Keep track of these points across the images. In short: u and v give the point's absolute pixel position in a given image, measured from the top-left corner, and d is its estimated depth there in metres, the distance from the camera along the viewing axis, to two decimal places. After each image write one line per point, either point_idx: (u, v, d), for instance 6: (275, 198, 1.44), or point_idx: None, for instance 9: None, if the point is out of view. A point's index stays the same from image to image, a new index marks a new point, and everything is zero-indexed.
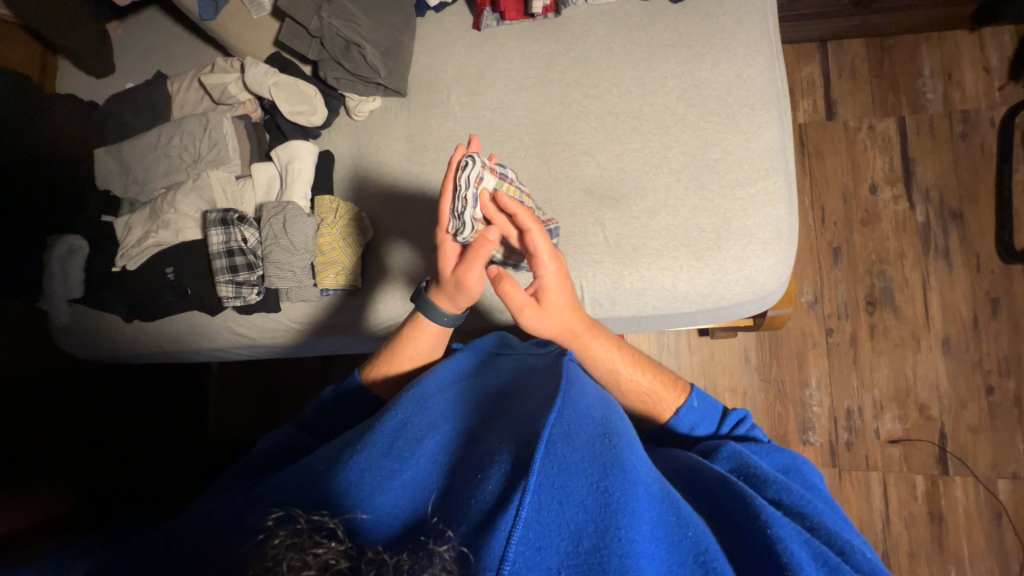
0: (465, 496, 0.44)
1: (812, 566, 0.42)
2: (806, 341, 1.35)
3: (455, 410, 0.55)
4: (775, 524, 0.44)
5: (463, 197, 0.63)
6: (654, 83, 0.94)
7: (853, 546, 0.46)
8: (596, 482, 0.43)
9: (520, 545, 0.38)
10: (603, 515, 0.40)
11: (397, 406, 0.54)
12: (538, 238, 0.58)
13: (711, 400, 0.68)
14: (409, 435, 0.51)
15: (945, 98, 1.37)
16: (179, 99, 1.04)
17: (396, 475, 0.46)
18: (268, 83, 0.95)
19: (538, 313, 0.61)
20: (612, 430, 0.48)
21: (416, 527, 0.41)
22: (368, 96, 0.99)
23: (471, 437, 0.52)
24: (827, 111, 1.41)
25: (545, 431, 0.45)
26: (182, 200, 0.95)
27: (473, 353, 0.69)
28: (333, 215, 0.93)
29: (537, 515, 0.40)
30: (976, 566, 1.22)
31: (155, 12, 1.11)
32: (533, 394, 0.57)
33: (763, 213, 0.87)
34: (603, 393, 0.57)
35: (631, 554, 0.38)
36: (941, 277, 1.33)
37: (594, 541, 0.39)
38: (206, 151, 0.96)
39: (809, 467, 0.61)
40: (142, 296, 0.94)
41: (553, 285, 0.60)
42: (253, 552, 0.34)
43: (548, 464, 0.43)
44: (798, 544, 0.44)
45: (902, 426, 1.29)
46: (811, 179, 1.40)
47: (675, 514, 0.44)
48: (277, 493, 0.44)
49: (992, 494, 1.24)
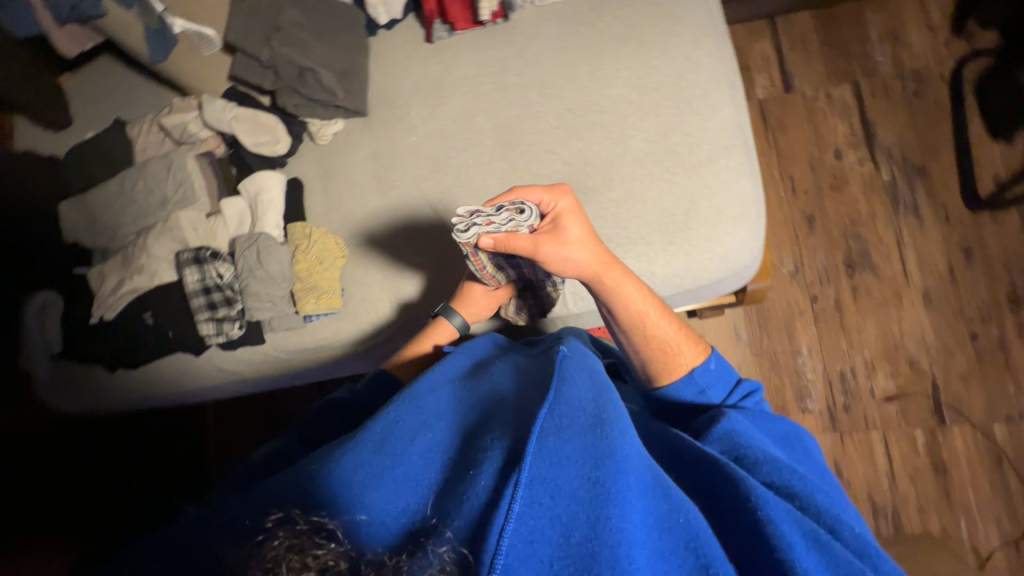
0: (458, 491, 0.44)
1: (804, 546, 0.43)
2: (792, 311, 1.37)
3: (448, 408, 0.55)
4: (766, 506, 0.45)
5: (492, 217, 0.67)
6: (608, 76, 0.96)
7: (844, 522, 0.47)
8: (587, 473, 0.43)
9: (512, 539, 0.38)
10: (594, 506, 0.41)
11: (390, 406, 0.53)
12: (528, 192, 0.68)
13: (727, 366, 0.67)
14: (402, 431, 0.50)
15: (895, 59, 1.41)
16: (140, 144, 1.02)
17: (388, 471, 0.46)
18: (227, 118, 0.96)
19: (556, 244, 0.66)
20: (605, 420, 0.47)
21: (412, 529, 0.41)
22: (330, 119, 1.00)
23: (466, 434, 0.51)
24: (784, 84, 1.44)
25: (536, 425, 0.45)
26: (153, 244, 0.93)
27: (463, 353, 0.68)
28: (306, 240, 0.94)
29: (528, 510, 0.40)
30: (983, 511, 1.24)
31: (109, 59, 1.11)
32: (524, 387, 0.56)
33: (729, 189, 0.89)
34: (597, 379, 0.55)
35: (623, 542, 0.39)
36: (914, 232, 1.36)
37: (586, 533, 0.39)
38: (172, 192, 0.96)
39: (800, 439, 0.62)
40: (125, 346, 0.93)
41: (567, 214, 0.67)
42: (251, 554, 0.34)
43: (539, 460, 0.43)
44: (789, 524, 0.44)
45: (895, 382, 1.31)
46: (777, 151, 1.43)
47: (666, 501, 0.44)
48: (269, 493, 0.44)
49: (990, 438, 1.27)
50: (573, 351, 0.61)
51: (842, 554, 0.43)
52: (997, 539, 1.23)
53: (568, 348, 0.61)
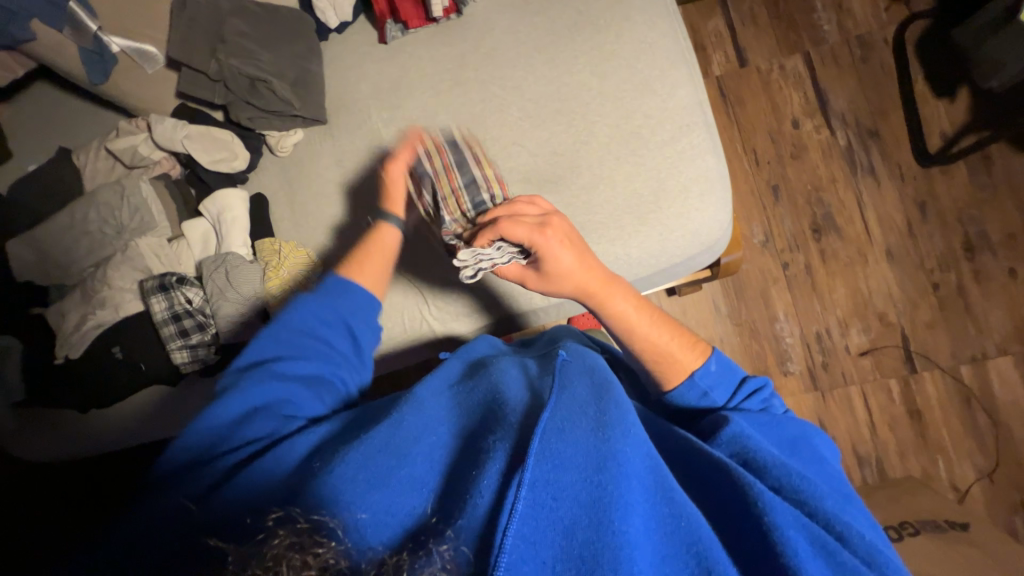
0: (462, 491, 0.43)
1: (808, 550, 0.45)
2: (767, 279, 1.41)
3: (452, 410, 0.54)
4: (773, 511, 0.46)
5: (492, 261, 0.69)
6: (567, 64, 0.96)
7: (852, 530, 0.48)
8: (590, 477, 0.43)
9: (515, 539, 0.38)
10: (596, 510, 0.41)
11: (392, 407, 0.51)
12: (510, 232, 0.64)
13: (731, 367, 0.68)
14: (406, 433, 0.49)
15: (840, 26, 1.46)
16: (89, 172, 0.97)
17: (394, 471, 0.45)
18: (179, 137, 0.92)
19: (541, 281, 0.70)
20: (607, 423, 0.47)
21: (412, 528, 0.40)
22: (288, 130, 0.97)
23: (471, 433, 0.50)
24: (738, 59, 1.47)
25: (540, 425, 0.45)
26: (113, 275, 0.89)
27: (461, 357, 0.66)
28: (276, 256, 0.92)
29: (531, 512, 0.40)
30: (958, 450, 1.31)
31: (44, 85, 1.05)
32: (523, 385, 0.55)
33: (693, 166, 0.90)
34: (599, 374, 0.58)
35: (625, 547, 0.39)
36: (872, 193, 1.41)
37: (587, 535, 0.40)
38: (128, 220, 0.91)
39: (807, 438, 0.63)
40: (93, 384, 0.88)
41: (551, 252, 0.65)
42: (247, 554, 0.32)
43: (541, 459, 0.43)
44: (796, 530, 0.46)
45: (868, 337, 1.37)
46: (738, 125, 1.46)
47: (669, 506, 0.44)
48: (273, 504, 0.44)
49: (958, 381, 1.34)
50: (572, 356, 0.61)
51: (845, 559, 0.45)
52: (973, 475, 1.30)
53: (567, 354, 0.62)
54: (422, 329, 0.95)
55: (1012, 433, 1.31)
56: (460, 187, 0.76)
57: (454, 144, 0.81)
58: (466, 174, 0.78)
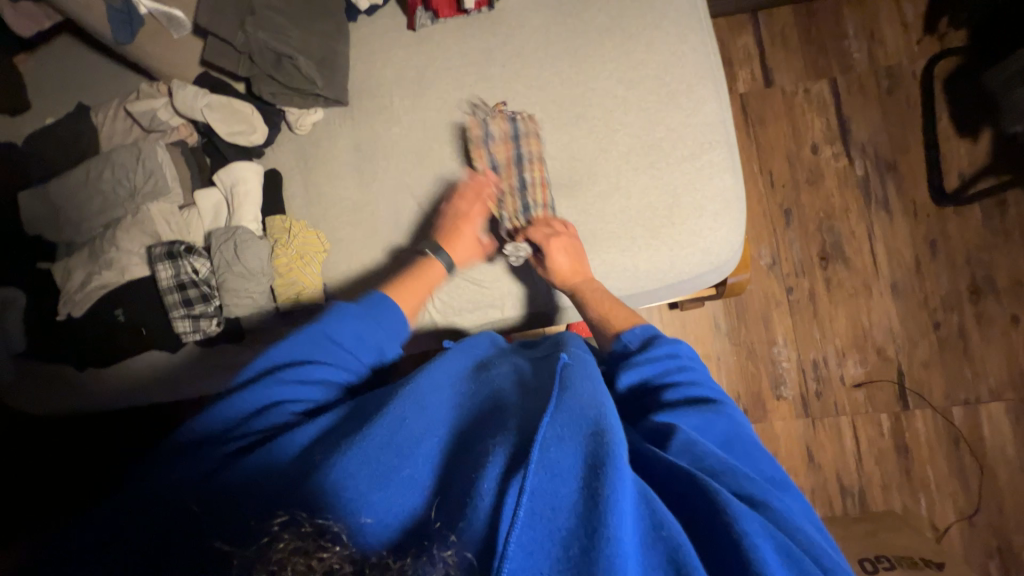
0: (463, 494, 0.44)
1: (778, 561, 0.42)
2: (769, 302, 1.41)
3: (454, 411, 0.54)
4: (741, 520, 0.44)
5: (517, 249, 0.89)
6: (594, 69, 0.95)
7: (797, 527, 0.47)
8: (587, 484, 0.43)
9: (517, 547, 0.39)
10: (591, 518, 0.41)
11: (395, 401, 0.51)
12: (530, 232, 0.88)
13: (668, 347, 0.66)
14: (409, 431, 0.49)
15: (870, 56, 1.45)
16: (106, 131, 0.97)
17: (397, 472, 0.46)
18: (199, 105, 0.91)
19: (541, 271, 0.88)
20: (603, 428, 0.48)
21: (413, 529, 0.41)
22: (308, 109, 0.97)
23: (473, 436, 0.50)
24: (764, 79, 1.46)
25: (539, 434, 0.45)
26: (122, 237, 0.89)
27: (464, 350, 0.66)
28: (287, 234, 0.92)
29: (530, 519, 0.41)
30: (941, 489, 1.32)
31: (68, 39, 1.04)
32: (524, 388, 0.56)
33: (711, 185, 0.90)
34: (598, 385, 0.56)
35: (618, 552, 0.39)
36: (884, 226, 1.41)
37: (582, 543, 0.40)
38: (141, 183, 0.91)
39: (747, 424, 0.59)
40: (95, 343, 0.89)
41: (553, 249, 0.85)
42: (256, 557, 0.34)
43: (541, 468, 0.44)
44: (763, 538, 0.43)
45: (864, 369, 1.37)
46: (757, 145, 1.45)
47: (651, 514, 0.44)
48: (276, 494, 0.44)
49: (948, 421, 1.34)
50: (574, 360, 0.61)
51: (805, 562, 0.43)
52: (952, 515, 1.31)
53: (569, 356, 0.62)
54: (423, 319, 0.95)
55: (995, 478, 1.31)
56: (515, 184, 0.91)
57: (517, 136, 0.92)
58: (522, 171, 0.91)
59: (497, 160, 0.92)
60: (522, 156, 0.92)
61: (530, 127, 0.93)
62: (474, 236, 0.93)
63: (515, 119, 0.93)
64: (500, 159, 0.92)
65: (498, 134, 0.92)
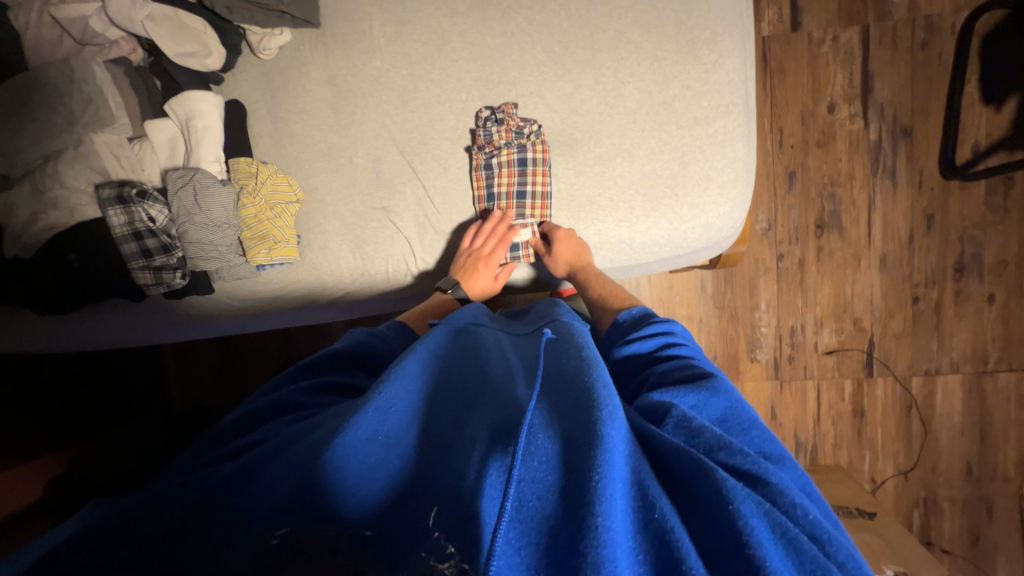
0: (450, 482, 0.40)
1: (773, 542, 0.37)
2: (758, 268, 1.40)
3: (438, 393, 0.51)
4: (737, 499, 0.39)
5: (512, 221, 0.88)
6: (608, 5, 0.83)
7: (799, 508, 0.41)
8: (576, 469, 0.39)
9: (505, 547, 0.34)
10: (579, 502, 0.36)
11: (376, 383, 0.48)
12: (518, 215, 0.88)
13: (666, 323, 0.66)
14: (394, 418, 0.45)
15: (911, 2, 1.30)
16: (31, 40, 0.78)
17: (382, 463, 0.42)
18: (139, 17, 0.77)
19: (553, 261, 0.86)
20: (593, 403, 0.44)
21: (397, 529, 0.37)
22: (273, 29, 0.84)
23: (457, 421, 0.47)
24: (793, 21, 1.31)
25: (527, 418, 0.42)
26: (64, 171, 0.77)
27: (449, 325, 0.66)
28: (253, 180, 0.84)
29: (517, 513, 0.36)
30: (886, 449, 1.43)
31: None
32: (512, 372, 0.54)
33: (720, 154, 0.84)
34: (586, 355, 0.54)
35: (608, 544, 0.34)
36: (886, 197, 1.37)
37: (570, 533, 0.35)
38: (80, 111, 0.78)
39: (746, 403, 0.54)
40: (45, 290, 0.79)
41: (562, 233, 0.85)
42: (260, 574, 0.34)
43: (528, 455, 0.40)
44: (758, 518, 0.38)
45: (838, 338, 1.41)
46: (772, 99, 1.34)
47: (642, 496, 0.39)
48: (259, 499, 0.40)
49: (906, 390, 1.42)
50: (560, 335, 0.60)
51: (806, 547, 0.38)
52: (891, 471, 1.43)
53: (556, 334, 0.60)
54: (406, 276, 0.92)
55: (935, 441, 1.42)
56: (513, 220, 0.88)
57: (524, 166, 0.84)
58: (523, 209, 0.87)
59: (499, 190, 0.87)
60: (526, 191, 0.86)
61: (539, 160, 0.85)
62: (461, 195, 0.88)
63: (526, 145, 0.84)
64: (502, 188, 0.86)
65: (505, 159, 0.84)
